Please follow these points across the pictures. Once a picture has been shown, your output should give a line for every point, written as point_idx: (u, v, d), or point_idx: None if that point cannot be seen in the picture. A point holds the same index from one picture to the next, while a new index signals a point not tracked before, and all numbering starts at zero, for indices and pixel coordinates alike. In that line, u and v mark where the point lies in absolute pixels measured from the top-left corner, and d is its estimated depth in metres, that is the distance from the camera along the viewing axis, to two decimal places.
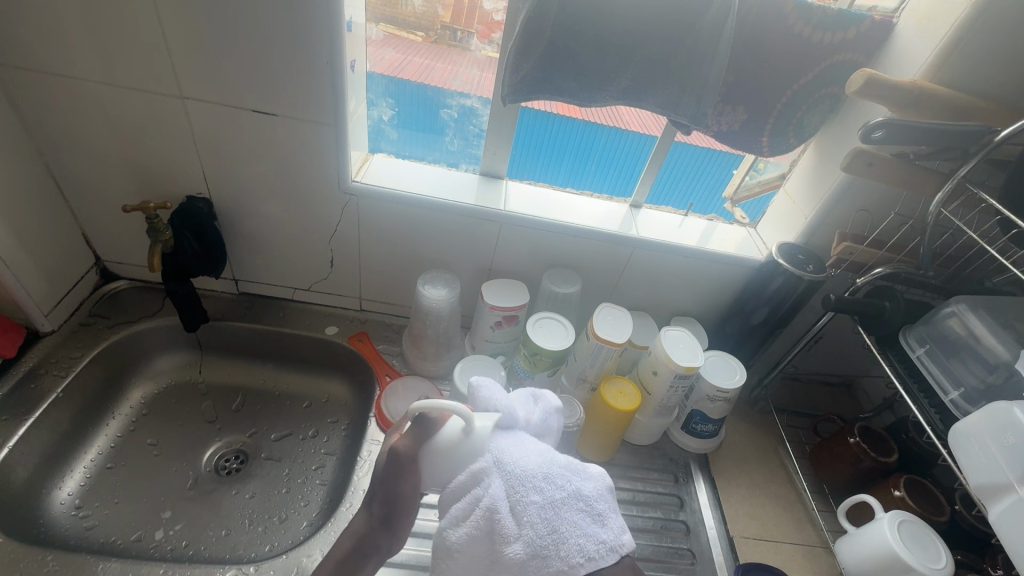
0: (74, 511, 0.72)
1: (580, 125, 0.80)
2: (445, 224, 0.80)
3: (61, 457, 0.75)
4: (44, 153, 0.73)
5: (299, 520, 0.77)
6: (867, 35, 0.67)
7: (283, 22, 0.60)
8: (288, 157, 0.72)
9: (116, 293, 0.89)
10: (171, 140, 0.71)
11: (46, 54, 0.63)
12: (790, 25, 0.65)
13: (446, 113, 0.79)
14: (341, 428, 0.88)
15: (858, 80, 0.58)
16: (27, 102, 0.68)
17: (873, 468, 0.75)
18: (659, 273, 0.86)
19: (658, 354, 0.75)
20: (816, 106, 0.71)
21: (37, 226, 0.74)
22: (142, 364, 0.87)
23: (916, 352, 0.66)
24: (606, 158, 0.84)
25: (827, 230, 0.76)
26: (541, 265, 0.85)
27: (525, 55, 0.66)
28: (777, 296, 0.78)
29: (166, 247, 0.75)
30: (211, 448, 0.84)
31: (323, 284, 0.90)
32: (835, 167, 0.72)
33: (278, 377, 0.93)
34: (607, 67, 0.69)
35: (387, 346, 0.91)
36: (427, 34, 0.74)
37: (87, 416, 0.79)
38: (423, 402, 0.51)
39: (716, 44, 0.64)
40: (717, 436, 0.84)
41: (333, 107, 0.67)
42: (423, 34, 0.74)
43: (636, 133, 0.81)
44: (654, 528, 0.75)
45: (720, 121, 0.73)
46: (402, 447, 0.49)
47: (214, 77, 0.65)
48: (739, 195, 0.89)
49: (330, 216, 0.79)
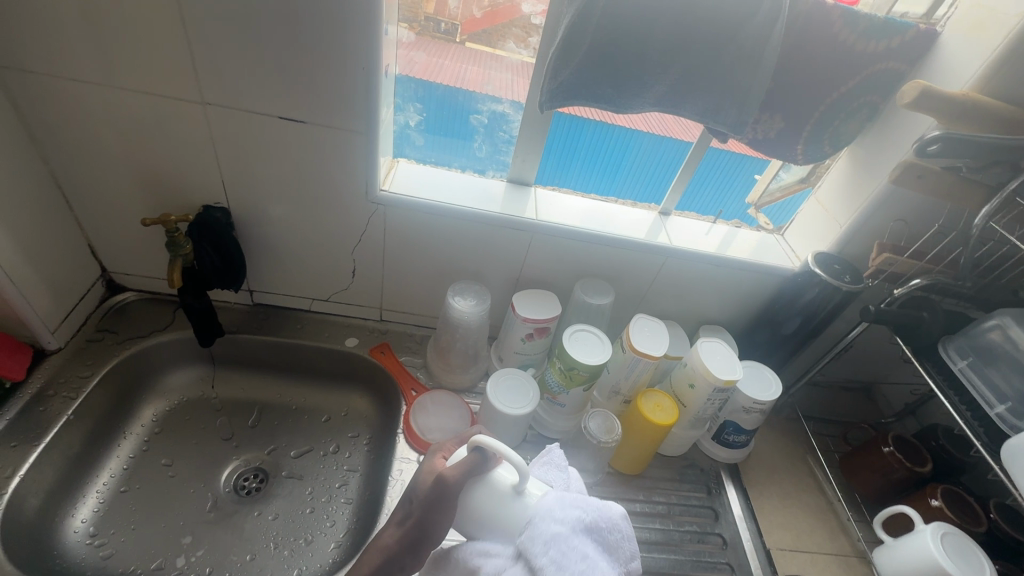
0: (89, 539, 0.68)
1: (569, 120, 0.76)
2: (474, 234, 0.78)
3: (73, 482, 0.71)
4: (48, 161, 0.68)
5: (326, 541, 0.74)
6: (911, 44, 0.66)
7: (317, 24, 0.57)
8: (314, 165, 0.69)
9: (124, 306, 0.84)
10: (189, 148, 0.67)
11: (55, 56, 0.59)
12: (835, 33, 0.64)
13: (475, 119, 0.76)
14: (364, 443, 0.86)
15: (912, 92, 0.57)
16: (32, 107, 0.63)
17: (907, 477, 0.75)
18: (690, 282, 0.84)
19: (696, 366, 0.74)
20: (854, 115, 0.70)
21: (42, 238, 0.69)
22: (153, 380, 0.83)
23: (958, 364, 0.66)
24: (594, 151, 0.80)
25: (862, 239, 0.76)
26: (570, 274, 0.83)
27: (565, 61, 0.63)
28: (811, 306, 0.77)
29: (185, 262, 0.72)
30: (229, 467, 0.80)
31: (343, 294, 0.87)
32: (874, 177, 0.72)
33: (295, 391, 0.90)
34: (647, 74, 0.66)
35: (410, 358, 0.88)
36: (411, 25, 0.69)
37: (98, 437, 0.75)
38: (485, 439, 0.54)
39: (762, 53, 0.63)
40: (746, 447, 0.84)
41: (366, 115, 0.64)
42: (409, 25, 0.69)
43: (623, 128, 0.77)
44: (692, 542, 0.74)
45: (755, 129, 0.70)
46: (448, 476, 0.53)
47: (239, 82, 0.61)
48: (762, 201, 0.88)
49: (355, 227, 0.76)
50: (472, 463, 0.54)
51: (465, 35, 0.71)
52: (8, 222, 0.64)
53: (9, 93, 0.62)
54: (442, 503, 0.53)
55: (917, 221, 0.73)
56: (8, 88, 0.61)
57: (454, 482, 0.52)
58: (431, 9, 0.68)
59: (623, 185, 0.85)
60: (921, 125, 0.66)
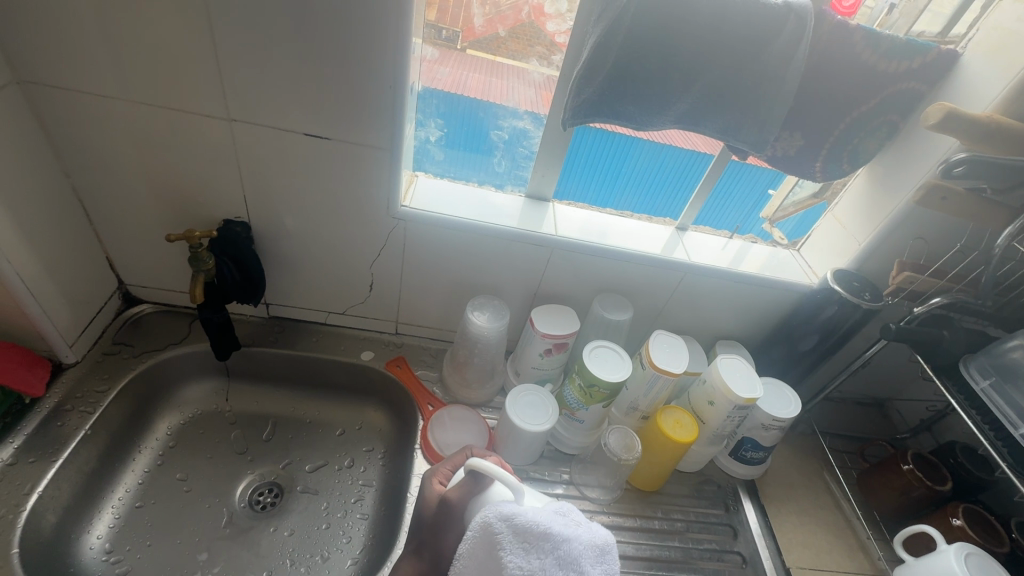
0: (105, 556, 0.68)
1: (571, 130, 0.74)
2: (493, 249, 0.78)
3: (89, 498, 0.70)
4: (71, 174, 0.68)
5: (342, 558, 0.74)
6: (932, 64, 0.66)
7: (345, 43, 0.58)
8: (336, 181, 0.69)
9: (140, 318, 0.84)
10: (212, 163, 0.67)
11: (82, 72, 0.59)
12: (858, 53, 0.64)
13: (496, 134, 0.76)
14: (379, 457, 0.85)
15: (937, 113, 0.56)
16: (57, 122, 0.63)
17: (927, 496, 0.74)
18: (707, 297, 0.84)
19: (716, 383, 0.74)
20: (872, 134, 0.70)
21: (63, 251, 0.69)
22: (169, 393, 0.83)
23: (980, 384, 0.66)
24: (593, 159, 0.79)
25: (881, 256, 0.76)
26: (587, 289, 0.83)
27: (589, 79, 0.63)
28: (829, 323, 0.78)
29: (208, 276, 0.71)
30: (244, 482, 0.79)
31: (359, 308, 0.87)
32: (897, 196, 0.72)
33: (310, 404, 0.89)
34: (669, 93, 0.66)
35: (425, 372, 0.88)
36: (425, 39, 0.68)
37: (114, 452, 0.74)
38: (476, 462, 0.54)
39: (785, 72, 0.63)
40: (763, 463, 0.83)
41: (390, 131, 0.64)
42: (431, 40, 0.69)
43: (623, 136, 0.75)
44: (711, 560, 0.74)
45: (776, 147, 0.71)
46: (450, 496, 0.56)
47: (265, 99, 0.62)
48: (776, 215, 0.88)
49: (375, 241, 0.76)
50: (470, 483, 0.56)
51: (465, 42, 0.71)
52: (30, 236, 0.64)
53: (35, 108, 0.62)
54: (449, 519, 0.55)
55: (937, 239, 0.73)
56: (34, 103, 0.61)
57: (456, 501, 0.55)
58: (434, 16, 0.67)
59: (621, 195, 0.84)
60: (944, 146, 0.66)
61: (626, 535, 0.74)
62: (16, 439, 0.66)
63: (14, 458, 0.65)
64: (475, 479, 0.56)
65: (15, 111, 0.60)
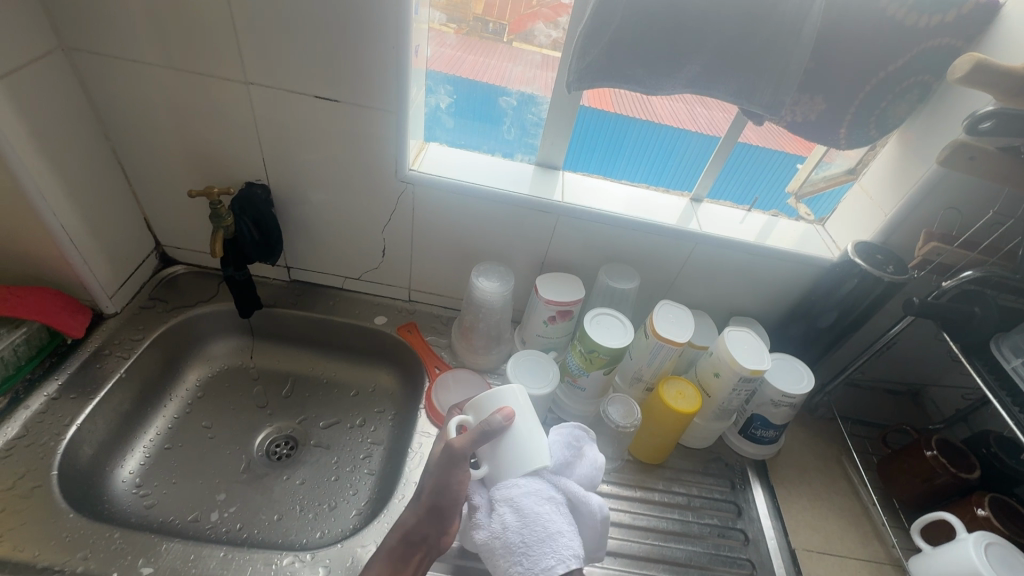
0: (135, 489, 0.74)
1: (612, 119, 0.79)
2: (500, 215, 0.78)
3: (124, 436, 0.77)
4: (111, 138, 0.74)
5: (348, 508, 0.77)
6: (969, 18, 0.61)
7: (348, 3, 0.60)
8: (348, 144, 0.72)
9: (174, 277, 0.91)
10: (233, 127, 0.72)
11: (117, 39, 0.64)
12: (883, 7, 0.59)
13: (504, 101, 0.78)
14: (388, 417, 0.88)
15: (965, 65, 0.53)
16: (97, 87, 0.69)
17: (951, 484, 0.70)
18: (720, 270, 0.82)
19: (721, 355, 0.72)
20: (903, 96, 0.65)
21: (103, 209, 0.76)
22: (199, 347, 0.89)
23: (1010, 363, 0.61)
24: (615, 143, 0.82)
25: (907, 228, 0.72)
26: (595, 259, 0.83)
27: (594, 40, 0.61)
28: (850, 298, 0.74)
29: (227, 233, 0.76)
30: (262, 433, 0.84)
31: (374, 273, 0.90)
32: (925, 160, 0.68)
33: (326, 365, 0.94)
34: (677, 54, 0.63)
35: (435, 338, 0.90)
36: (460, 26, 0.72)
37: (147, 397, 0.81)
38: (513, 395, 0.61)
39: (802, 26, 0.59)
40: (776, 443, 0.81)
41: (396, 93, 0.66)
42: (455, 26, 0.71)
43: (671, 128, 0.80)
44: (711, 535, 0.72)
45: (795, 112, 0.67)
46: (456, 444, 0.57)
47: (279, 64, 0.65)
48: (803, 190, 0.85)
49: (385, 205, 0.78)
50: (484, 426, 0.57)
51: (511, 35, 0.72)
52: (74, 192, 0.70)
53: (78, 74, 0.68)
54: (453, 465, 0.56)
55: (972, 209, 0.68)
56: (77, 69, 0.67)
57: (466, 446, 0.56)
58: (479, 9, 0.70)
59: (671, 179, 0.85)
60: (977, 102, 0.62)
61: (625, 505, 0.73)
62: (59, 376, 0.73)
63: (57, 394, 0.71)
64: (498, 420, 0.58)
65: (60, 75, 0.66)
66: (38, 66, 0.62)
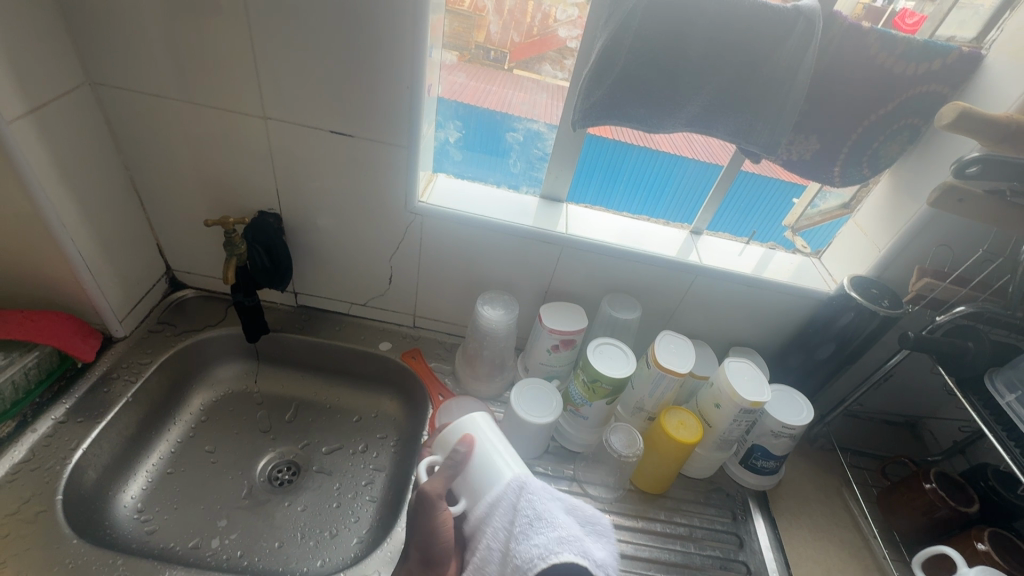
0: (136, 515, 0.74)
1: (610, 145, 0.83)
2: (505, 247, 0.80)
3: (127, 460, 0.77)
4: (129, 167, 0.77)
5: (349, 536, 0.76)
6: (954, 67, 0.64)
7: (366, 45, 0.63)
8: (359, 175, 0.74)
9: (183, 301, 0.92)
10: (249, 159, 0.74)
11: (142, 75, 0.67)
12: (873, 55, 0.62)
13: (512, 136, 0.82)
14: (391, 443, 0.88)
15: (951, 112, 0.55)
16: (119, 118, 0.71)
17: (950, 518, 0.70)
18: (719, 302, 0.84)
19: (722, 386, 0.74)
20: (894, 137, 0.68)
21: (118, 234, 0.78)
22: (204, 372, 0.90)
23: (1005, 398, 0.62)
24: (613, 171, 0.86)
25: (901, 264, 0.74)
26: (597, 289, 0.85)
27: (599, 82, 0.64)
28: (846, 331, 0.75)
29: (239, 261, 0.78)
30: (264, 458, 0.84)
31: (380, 300, 0.92)
32: (915, 201, 0.71)
33: (330, 390, 0.94)
34: (677, 96, 0.65)
35: (439, 364, 0.91)
36: (461, 53, 0.74)
37: (151, 421, 0.81)
38: (471, 421, 0.63)
39: (796, 73, 0.61)
40: (777, 473, 0.81)
41: (408, 129, 0.69)
42: (459, 53, 0.74)
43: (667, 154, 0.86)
44: (713, 567, 0.72)
45: (791, 151, 0.69)
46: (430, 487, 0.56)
47: (295, 100, 0.68)
48: (799, 224, 0.88)
49: (394, 235, 0.81)
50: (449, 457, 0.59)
51: (513, 63, 0.76)
52: (91, 219, 0.72)
53: (102, 106, 0.70)
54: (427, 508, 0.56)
55: (963, 246, 0.71)
56: (101, 102, 0.70)
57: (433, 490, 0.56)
58: (483, 38, 0.73)
59: (667, 208, 0.89)
60: (963, 147, 0.65)
61: (626, 535, 0.74)
62: (67, 400, 0.73)
63: (64, 418, 0.72)
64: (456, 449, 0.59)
65: (85, 108, 0.68)
66: (65, 99, 0.65)
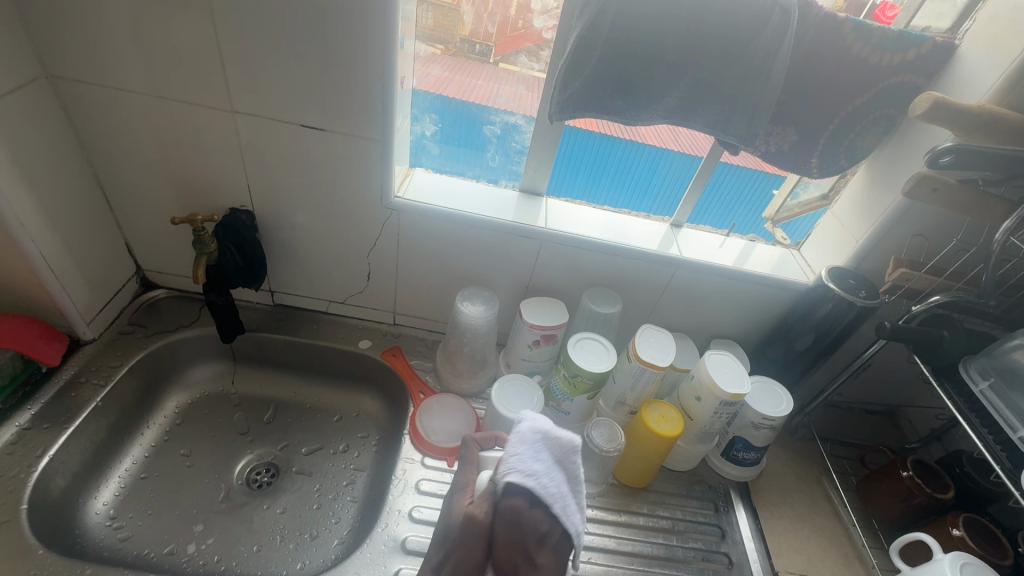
0: (109, 522, 0.72)
1: (594, 137, 0.79)
2: (485, 242, 0.79)
3: (98, 466, 0.75)
4: (93, 164, 0.74)
5: (329, 538, 0.75)
6: (928, 57, 0.64)
7: (335, 36, 0.61)
8: (333, 170, 0.73)
9: (155, 302, 0.90)
10: (218, 155, 0.72)
11: (103, 68, 0.65)
12: (848, 46, 0.62)
13: (489, 129, 0.80)
14: (372, 443, 0.87)
15: (925, 103, 0.56)
16: (80, 113, 0.69)
17: (926, 504, 0.71)
18: (700, 295, 0.84)
19: (702, 379, 0.74)
20: (869, 128, 0.68)
21: (84, 234, 0.75)
22: (179, 374, 0.88)
23: (978, 385, 0.63)
24: (595, 165, 0.83)
25: (878, 254, 0.75)
26: (578, 284, 0.84)
27: (575, 73, 0.63)
28: (825, 321, 0.76)
29: (210, 259, 0.76)
30: (243, 460, 0.83)
31: (359, 297, 0.90)
32: (891, 192, 0.71)
33: (309, 390, 0.93)
34: (654, 87, 0.64)
35: (420, 362, 0.90)
36: (446, 47, 0.73)
37: (124, 425, 0.79)
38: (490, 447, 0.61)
39: (772, 65, 0.61)
40: (758, 464, 0.82)
41: (382, 123, 0.67)
42: (442, 46, 0.73)
43: (651, 147, 0.81)
44: (696, 559, 0.72)
45: (769, 142, 0.69)
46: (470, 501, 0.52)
47: (262, 92, 0.66)
48: (779, 216, 0.88)
49: (371, 231, 0.79)
50: None
51: (499, 56, 0.75)
52: (52, 218, 0.70)
53: (61, 101, 0.68)
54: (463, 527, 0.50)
55: (939, 236, 0.72)
56: (61, 96, 0.67)
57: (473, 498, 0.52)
58: (466, 32, 0.72)
59: (650, 203, 0.87)
60: (938, 137, 0.65)
61: (610, 530, 0.73)
62: (33, 407, 0.71)
63: (29, 424, 0.70)
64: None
65: (43, 102, 0.66)
66: (22, 93, 0.62)
